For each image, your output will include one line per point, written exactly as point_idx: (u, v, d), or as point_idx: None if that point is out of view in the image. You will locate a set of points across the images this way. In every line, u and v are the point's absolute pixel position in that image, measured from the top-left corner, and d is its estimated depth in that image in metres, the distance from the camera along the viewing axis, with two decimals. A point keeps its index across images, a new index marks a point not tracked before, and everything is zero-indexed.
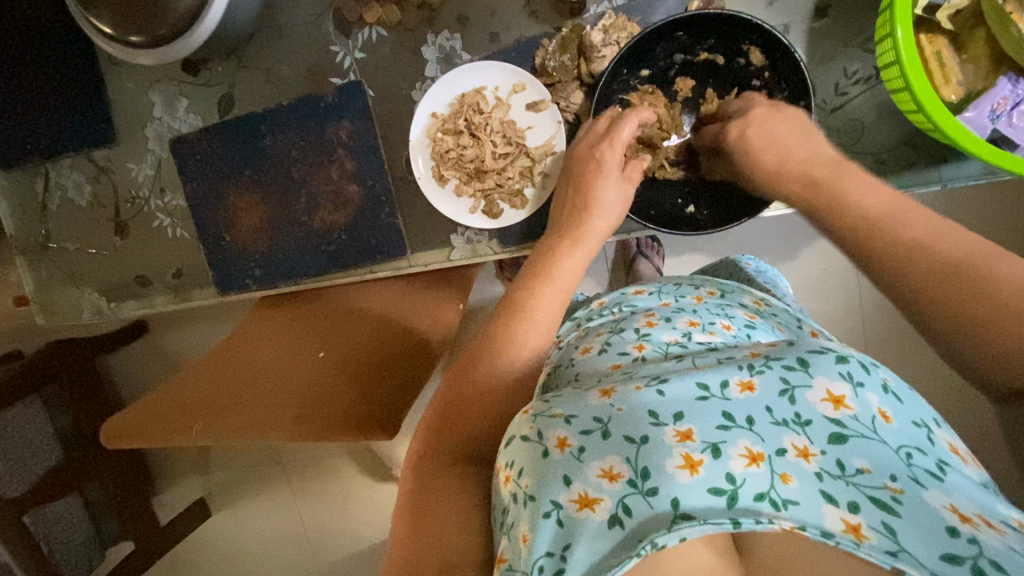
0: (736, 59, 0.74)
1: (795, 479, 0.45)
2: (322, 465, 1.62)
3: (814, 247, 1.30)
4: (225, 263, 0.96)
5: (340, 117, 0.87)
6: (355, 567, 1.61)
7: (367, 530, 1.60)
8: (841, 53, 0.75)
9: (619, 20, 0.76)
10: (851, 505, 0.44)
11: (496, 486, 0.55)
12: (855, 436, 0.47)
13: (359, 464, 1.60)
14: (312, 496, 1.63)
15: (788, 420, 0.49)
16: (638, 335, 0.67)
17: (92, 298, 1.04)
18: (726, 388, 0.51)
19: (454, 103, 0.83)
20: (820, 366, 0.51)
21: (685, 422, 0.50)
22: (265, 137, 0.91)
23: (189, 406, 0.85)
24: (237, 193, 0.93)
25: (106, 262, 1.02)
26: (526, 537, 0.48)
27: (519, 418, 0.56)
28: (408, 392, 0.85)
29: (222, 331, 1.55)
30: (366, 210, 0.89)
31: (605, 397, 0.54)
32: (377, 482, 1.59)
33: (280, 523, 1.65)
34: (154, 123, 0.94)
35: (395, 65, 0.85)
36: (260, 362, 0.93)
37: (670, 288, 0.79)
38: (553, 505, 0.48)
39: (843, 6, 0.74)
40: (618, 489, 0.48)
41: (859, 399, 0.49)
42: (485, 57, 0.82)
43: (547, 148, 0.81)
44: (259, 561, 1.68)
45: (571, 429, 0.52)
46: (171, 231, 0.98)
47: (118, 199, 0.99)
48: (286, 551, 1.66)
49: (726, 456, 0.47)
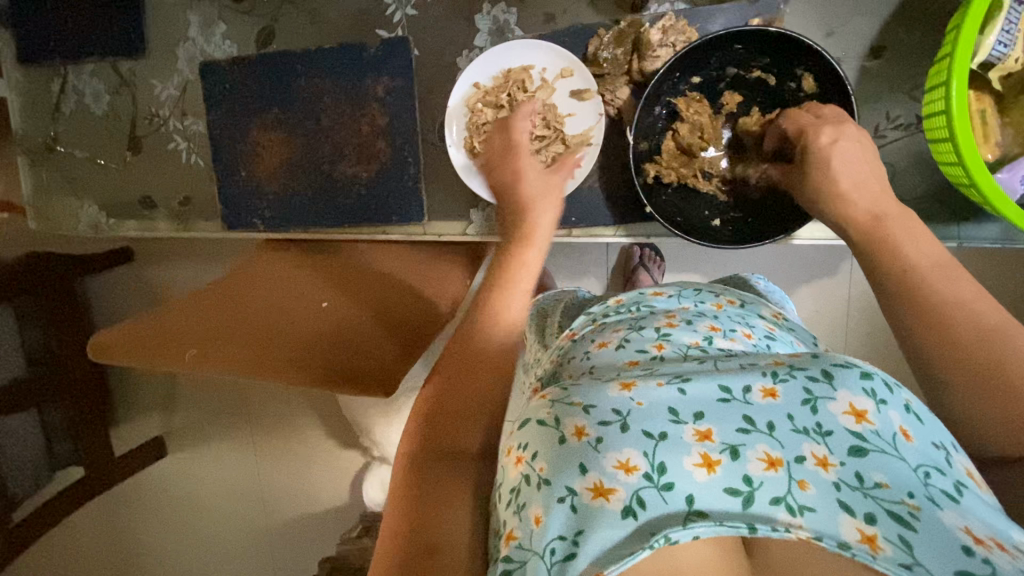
0: (787, 82, 0.73)
1: (813, 487, 0.46)
2: (289, 423, 1.60)
3: (809, 287, 1.32)
4: (237, 199, 0.94)
5: (380, 71, 0.86)
6: (306, 528, 1.60)
7: (324, 494, 1.58)
8: (887, 95, 0.75)
9: (679, 24, 0.75)
10: (868, 516, 0.44)
11: (501, 470, 0.56)
12: (876, 451, 0.47)
13: (326, 427, 1.58)
14: (274, 452, 1.61)
15: (808, 430, 0.49)
16: (658, 334, 0.68)
17: (91, 211, 1.02)
18: (748, 394, 0.52)
19: (498, 77, 0.82)
20: (844, 379, 0.51)
21: (705, 422, 0.50)
22: (300, 79, 0.89)
23: (188, 336, 0.85)
24: (261, 129, 0.91)
25: (111, 176, 0.99)
26: (539, 518, 0.48)
27: (537, 403, 0.58)
28: (411, 355, 0.83)
29: (213, 270, 1.52)
30: (391, 170, 0.88)
31: (625, 390, 0.54)
32: (342, 450, 1.57)
33: (237, 473, 1.63)
34: (187, 44, 0.92)
35: (444, 29, 0.83)
36: (263, 304, 0.91)
37: (690, 292, 0.79)
38: (568, 491, 0.49)
39: (898, 50, 0.74)
40: (634, 481, 0.48)
41: (880, 416, 0.49)
42: (538, 36, 0.81)
43: (584, 139, 0.81)
44: (207, 510, 1.63)
45: (590, 417, 0.52)
46: (185, 157, 0.96)
47: (134, 114, 0.96)
48: (239, 502, 1.64)
49: (745, 459, 0.48)
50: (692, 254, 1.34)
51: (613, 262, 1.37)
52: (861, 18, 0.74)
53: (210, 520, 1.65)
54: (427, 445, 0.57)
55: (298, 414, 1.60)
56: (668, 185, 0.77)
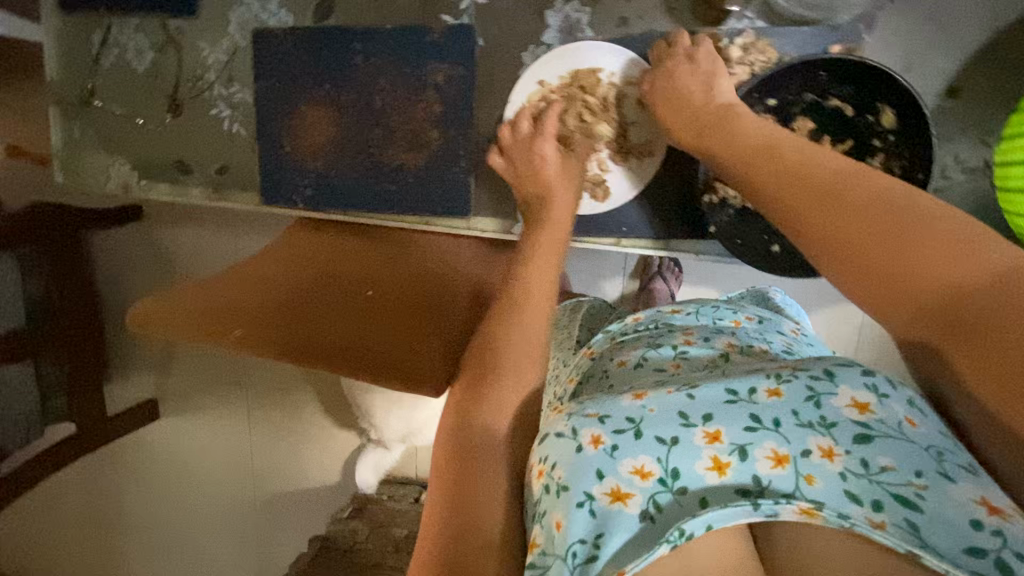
0: (864, 114, 0.71)
1: (820, 480, 0.44)
2: (280, 397, 1.43)
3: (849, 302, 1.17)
4: (279, 173, 0.92)
5: (441, 58, 0.83)
6: (293, 512, 1.47)
7: (313, 473, 1.46)
8: (958, 137, 0.74)
9: (758, 42, 0.74)
10: (875, 503, 0.42)
11: (528, 478, 0.53)
12: (881, 438, 0.45)
13: (324, 408, 1.42)
14: (265, 430, 1.45)
15: (813, 424, 0.46)
16: (675, 352, 0.67)
17: (122, 169, 0.99)
18: (753, 394, 0.49)
19: (566, 77, 0.80)
20: (847, 375, 0.48)
21: (715, 423, 0.48)
22: (357, 57, 0.86)
23: (244, 315, 0.99)
24: (311, 105, 0.89)
25: (149, 137, 0.97)
26: (559, 523, 0.46)
27: (555, 418, 0.54)
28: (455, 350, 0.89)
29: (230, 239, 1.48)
30: (441, 159, 0.86)
31: (637, 399, 0.51)
32: (337, 429, 1.42)
33: (221, 448, 1.46)
34: (241, 8, 0.89)
35: (512, 22, 0.81)
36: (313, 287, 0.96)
37: (708, 308, 0.79)
38: (586, 496, 0.46)
39: (975, 92, 0.73)
40: (649, 486, 0.46)
41: (884, 406, 0.46)
42: (609, 39, 0.79)
43: (646, 151, 0.80)
44: (183, 484, 1.49)
45: (604, 426, 0.50)
46: (228, 124, 0.93)
47: (178, 75, 0.93)
48: (219, 480, 1.48)
49: (753, 458, 0.45)
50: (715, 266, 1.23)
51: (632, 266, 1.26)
52: (941, 56, 0.73)
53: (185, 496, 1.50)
54: (446, 444, 0.56)
55: (292, 386, 1.42)
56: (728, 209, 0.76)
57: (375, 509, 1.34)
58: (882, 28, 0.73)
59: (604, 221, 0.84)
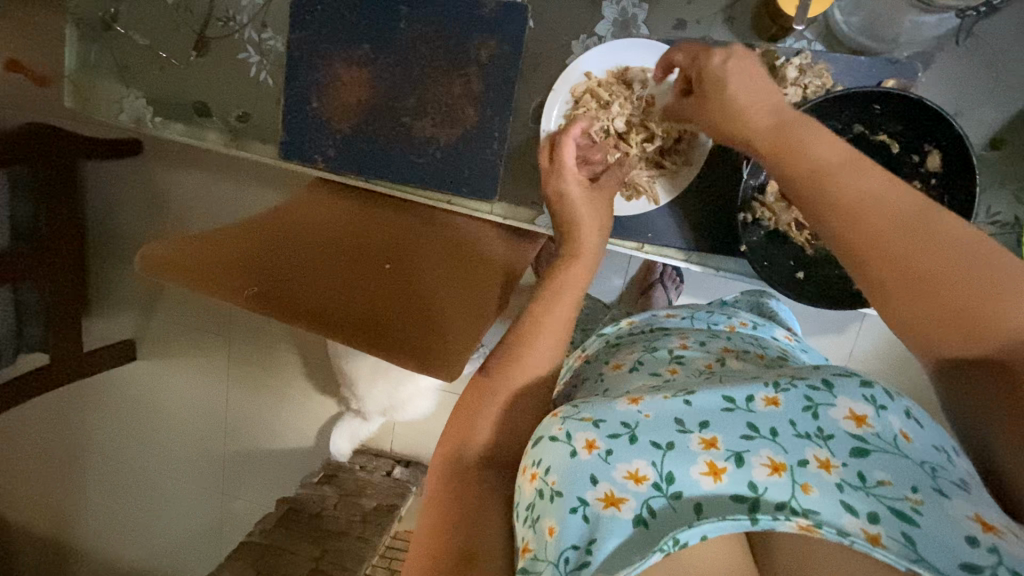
0: (909, 154, 0.71)
1: (817, 490, 0.40)
2: (266, 353, 1.37)
3: (864, 328, 1.10)
4: (303, 129, 0.89)
5: (488, 34, 0.82)
6: (260, 478, 1.43)
7: (289, 436, 1.41)
8: (994, 189, 0.74)
9: (815, 65, 0.73)
10: (870, 516, 0.39)
11: (518, 484, 0.51)
12: (877, 451, 0.41)
13: (305, 369, 1.37)
14: (244, 389, 1.40)
15: (809, 434, 0.43)
16: (672, 356, 0.61)
17: (135, 102, 0.99)
18: (751, 402, 0.46)
19: (613, 72, 0.78)
20: (844, 385, 0.45)
21: (711, 431, 0.45)
22: (402, 20, 0.84)
23: (235, 266, 0.84)
24: (346, 63, 0.86)
25: (170, 72, 0.95)
26: (552, 530, 0.44)
27: (549, 419, 0.51)
28: (467, 328, 0.82)
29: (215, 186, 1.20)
30: (473, 139, 0.85)
31: (633, 403, 0.48)
32: (319, 394, 1.37)
33: (203, 400, 1.41)
34: None
35: (566, 8, 0.80)
36: (322, 241, 0.87)
37: (703, 314, 0.74)
38: (580, 501, 0.44)
39: (1017, 145, 0.73)
40: (643, 491, 0.43)
41: (881, 419, 0.43)
42: (662, 40, 0.78)
43: (684, 161, 0.79)
44: (155, 430, 1.43)
45: (599, 430, 0.47)
46: (256, 72, 0.92)
47: (209, 12, 0.91)
48: (197, 431, 1.43)
49: (749, 465, 0.42)
50: (717, 284, 1.13)
51: (632, 271, 1.14)
52: (992, 107, 0.73)
53: (157, 444, 1.44)
54: (447, 466, 0.56)
55: (278, 345, 1.36)
56: (760, 229, 0.77)
57: (346, 478, 1.33)
58: (938, 69, 0.73)
59: (628, 224, 0.85)
